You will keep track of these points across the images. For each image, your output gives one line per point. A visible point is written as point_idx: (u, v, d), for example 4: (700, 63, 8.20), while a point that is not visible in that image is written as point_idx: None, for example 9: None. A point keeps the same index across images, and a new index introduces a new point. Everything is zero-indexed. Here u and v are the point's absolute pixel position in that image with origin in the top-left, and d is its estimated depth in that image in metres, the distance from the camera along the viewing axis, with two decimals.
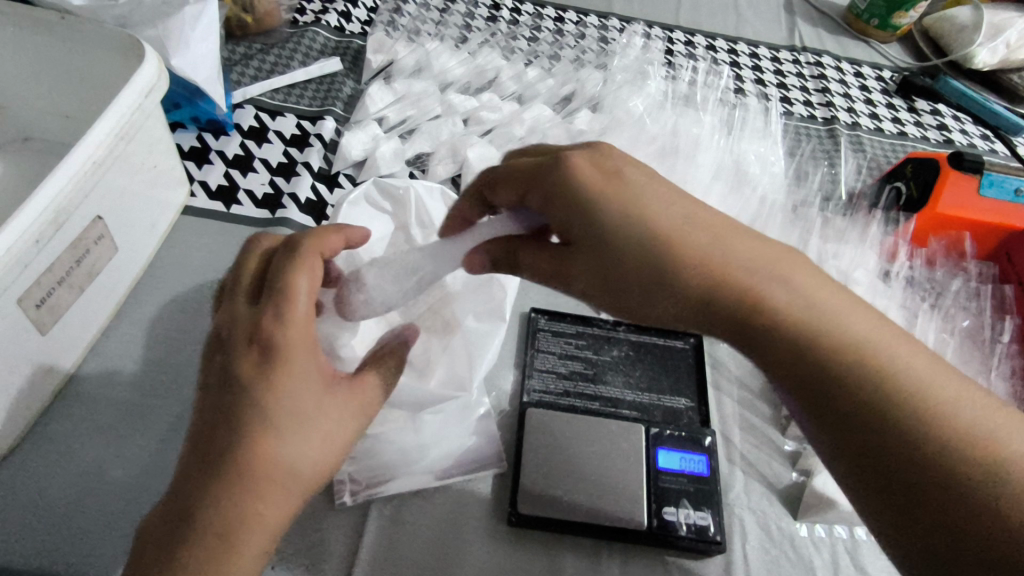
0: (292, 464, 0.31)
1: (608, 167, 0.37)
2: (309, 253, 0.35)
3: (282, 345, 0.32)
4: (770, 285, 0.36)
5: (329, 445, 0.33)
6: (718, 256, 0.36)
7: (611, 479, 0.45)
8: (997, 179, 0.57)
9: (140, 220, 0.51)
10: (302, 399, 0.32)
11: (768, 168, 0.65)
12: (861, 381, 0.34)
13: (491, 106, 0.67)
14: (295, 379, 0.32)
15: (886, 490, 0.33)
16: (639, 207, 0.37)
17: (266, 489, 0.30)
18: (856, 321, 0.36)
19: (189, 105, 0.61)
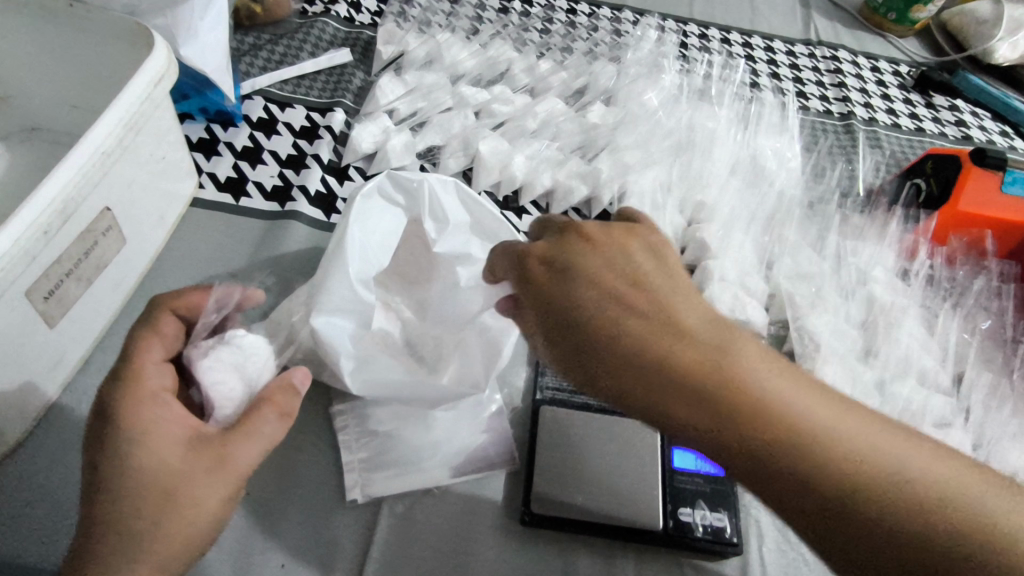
0: (152, 521, 0.32)
1: (558, 261, 0.37)
2: (157, 319, 0.38)
3: (123, 412, 0.33)
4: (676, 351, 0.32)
5: (188, 500, 0.33)
6: (705, 344, 0.32)
7: (621, 484, 0.44)
8: (1020, 176, 0.56)
9: (148, 213, 0.50)
10: (150, 457, 0.32)
11: (785, 164, 0.64)
12: (865, 486, 0.28)
13: (503, 98, 0.66)
14: (136, 440, 0.33)
15: None
16: (626, 284, 0.35)
17: (121, 548, 0.31)
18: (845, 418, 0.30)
19: (198, 95, 0.60)
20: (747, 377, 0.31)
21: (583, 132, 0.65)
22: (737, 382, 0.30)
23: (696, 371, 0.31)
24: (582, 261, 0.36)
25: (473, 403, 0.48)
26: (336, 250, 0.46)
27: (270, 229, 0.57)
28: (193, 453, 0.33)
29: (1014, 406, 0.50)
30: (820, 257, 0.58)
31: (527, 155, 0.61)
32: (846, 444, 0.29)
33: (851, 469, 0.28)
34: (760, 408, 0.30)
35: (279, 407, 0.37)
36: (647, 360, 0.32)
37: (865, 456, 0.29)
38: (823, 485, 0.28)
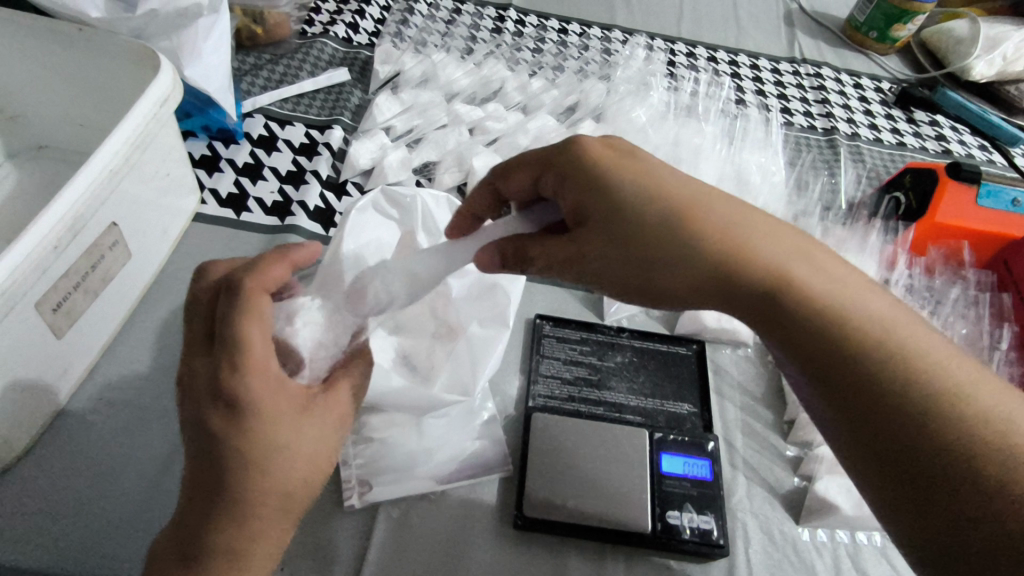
0: (296, 491, 0.34)
1: (642, 166, 0.37)
2: (252, 295, 0.33)
3: (251, 400, 0.32)
4: (731, 232, 0.35)
5: (322, 466, 0.35)
6: (743, 229, 0.35)
7: (641, 473, 0.46)
8: (994, 189, 0.58)
9: (152, 228, 0.52)
10: (291, 436, 0.33)
11: (769, 177, 0.66)
12: (878, 364, 0.33)
13: (496, 116, 0.68)
14: (272, 421, 0.33)
15: (886, 462, 0.32)
16: (677, 184, 0.37)
17: (269, 523, 0.33)
18: (876, 305, 0.35)
19: (200, 114, 0.62)
20: (773, 259, 0.35)
21: None
22: (771, 266, 0.35)
23: (745, 268, 0.35)
24: (643, 164, 0.38)
25: (465, 410, 0.49)
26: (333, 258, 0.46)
27: (269, 243, 0.58)
28: (323, 418, 0.36)
29: None
30: None
31: None
32: (865, 325, 0.33)
33: (869, 343, 0.33)
34: (796, 296, 0.34)
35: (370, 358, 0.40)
36: (698, 257, 0.35)
37: (895, 343, 0.33)
38: (843, 363, 0.33)
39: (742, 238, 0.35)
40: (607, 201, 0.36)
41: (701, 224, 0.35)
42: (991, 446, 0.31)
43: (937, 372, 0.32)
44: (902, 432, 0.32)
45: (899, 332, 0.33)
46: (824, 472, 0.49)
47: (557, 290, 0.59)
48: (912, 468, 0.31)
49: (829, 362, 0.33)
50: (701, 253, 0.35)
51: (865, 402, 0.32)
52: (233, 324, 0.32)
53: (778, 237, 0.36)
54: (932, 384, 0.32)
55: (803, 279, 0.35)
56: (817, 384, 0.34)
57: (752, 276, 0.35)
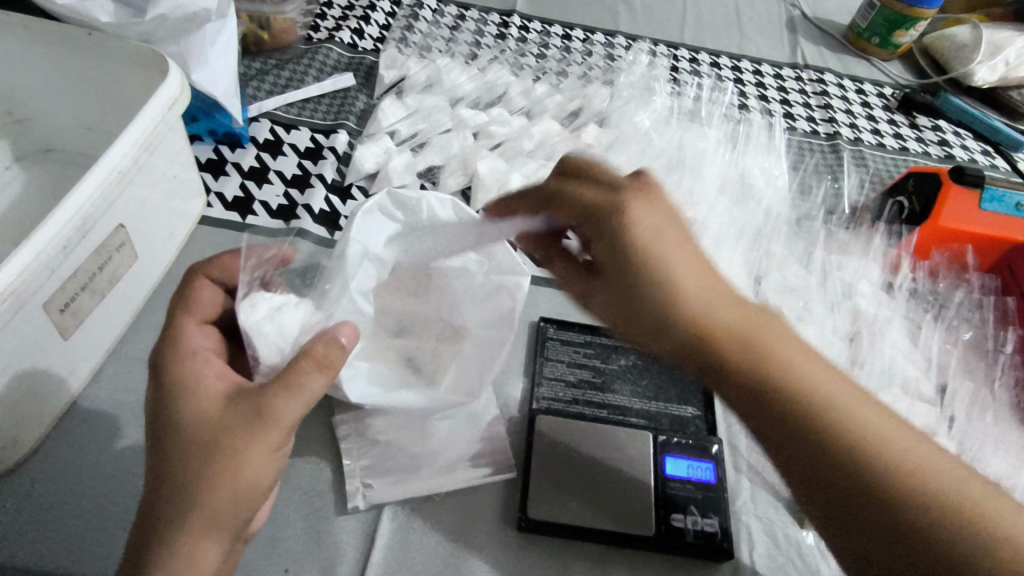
0: (204, 468, 0.35)
1: (651, 223, 0.39)
2: (176, 335, 0.40)
3: (172, 372, 0.38)
4: (685, 290, 0.37)
5: (229, 449, 0.35)
6: (693, 287, 0.37)
7: (640, 477, 0.46)
8: (997, 194, 0.58)
9: (158, 230, 0.52)
10: (195, 411, 0.36)
11: (772, 182, 0.66)
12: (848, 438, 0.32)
13: (500, 120, 0.69)
14: (179, 396, 0.37)
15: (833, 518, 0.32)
16: (641, 226, 0.38)
17: (178, 496, 0.34)
18: (817, 370, 0.34)
19: (207, 118, 0.63)
20: (713, 314, 0.36)
21: (578, 151, 0.67)
22: (706, 321, 0.36)
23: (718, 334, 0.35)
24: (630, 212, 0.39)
25: (468, 412, 0.49)
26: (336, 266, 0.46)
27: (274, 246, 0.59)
28: (234, 405, 0.37)
29: (994, 413, 0.52)
30: (807, 271, 0.60)
31: (524, 174, 0.64)
32: (812, 395, 0.33)
33: (810, 415, 0.33)
34: (774, 371, 0.34)
35: (320, 360, 0.38)
36: (680, 322, 0.36)
37: (834, 407, 0.33)
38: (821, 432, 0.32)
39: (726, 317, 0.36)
40: (620, 245, 0.39)
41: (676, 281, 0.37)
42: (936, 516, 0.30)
43: (881, 437, 0.32)
44: (865, 508, 0.31)
45: (842, 398, 0.33)
46: None
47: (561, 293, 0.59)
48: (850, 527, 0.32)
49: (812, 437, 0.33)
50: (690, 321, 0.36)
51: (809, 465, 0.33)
52: (180, 308, 0.42)
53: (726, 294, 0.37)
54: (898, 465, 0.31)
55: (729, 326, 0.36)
56: (798, 461, 0.33)
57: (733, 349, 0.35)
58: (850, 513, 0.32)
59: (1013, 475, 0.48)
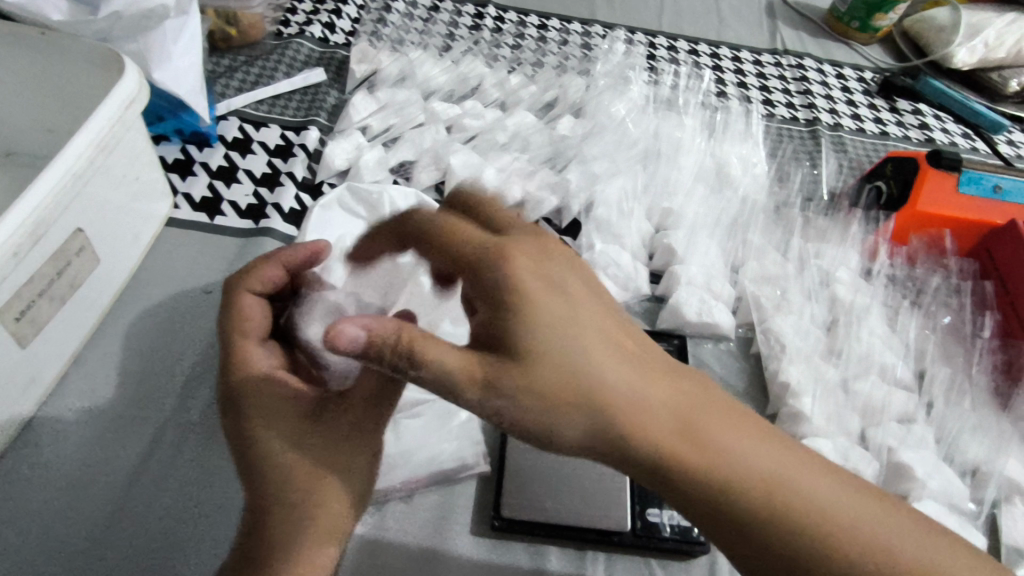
0: (320, 480, 0.34)
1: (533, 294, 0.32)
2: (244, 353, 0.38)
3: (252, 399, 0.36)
4: (600, 380, 0.32)
5: (338, 471, 0.35)
6: (593, 369, 0.32)
7: (618, 472, 0.46)
8: (974, 175, 0.58)
9: (122, 233, 0.51)
10: (293, 439, 0.35)
11: (750, 170, 0.65)
12: (755, 501, 0.32)
13: (474, 113, 0.68)
14: (276, 420, 0.36)
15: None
16: (535, 301, 0.32)
17: (299, 513, 0.33)
18: (718, 430, 0.33)
19: (173, 117, 0.62)
20: (622, 402, 0.32)
21: (553, 143, 0.66)
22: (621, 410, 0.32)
23: (636, 421, 0.32)
24: (526, 277, 0.33)
25: (441, 410, 0.48)
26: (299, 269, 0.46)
27: (243, 246, 0.58)
28: (328, 427, 0.36)
29: (972, 399, 0.52)
30: (785, 259, 0.59)
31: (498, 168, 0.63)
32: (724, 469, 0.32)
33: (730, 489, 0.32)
34: (698, 463, 0.32)
35: (395, 373, 0.39)
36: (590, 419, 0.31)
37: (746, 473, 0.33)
38: (762, 523, 0.32)
39: (634, 394, 0.32)
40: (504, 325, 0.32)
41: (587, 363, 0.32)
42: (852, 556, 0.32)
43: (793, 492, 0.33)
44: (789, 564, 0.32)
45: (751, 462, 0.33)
46: None
47: None
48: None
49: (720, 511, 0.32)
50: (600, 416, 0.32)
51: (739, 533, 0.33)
52: (238, 326, 0.39)
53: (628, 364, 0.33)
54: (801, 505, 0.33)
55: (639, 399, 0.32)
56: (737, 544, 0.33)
57: (641, 434, 0.32)
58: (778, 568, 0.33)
59: (990, 461, 0.48)
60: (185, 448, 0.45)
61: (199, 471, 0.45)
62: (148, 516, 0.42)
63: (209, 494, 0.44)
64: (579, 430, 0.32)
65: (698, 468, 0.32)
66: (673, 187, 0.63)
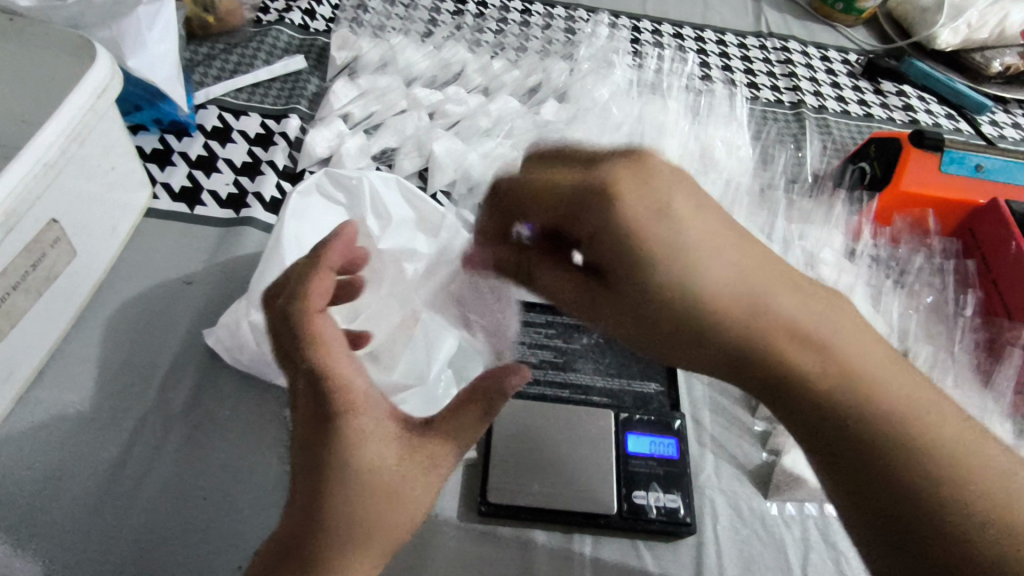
0: (386, 511, 0.31)
1: (662, 208, 0.31)
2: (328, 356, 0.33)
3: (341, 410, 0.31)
4: (735, 288, 0.31)
5: (407, 501, 0.32)
6: (729, 277, 0.31)
7: (603, 456, 0.46)
8: (957, 155, 0.58)
9: (99, 224, 0.50)
10: (371, 452, 0.31)
11: (735, 153, 0.65)
12: (858, 411, 0.31)
13: (456, 99, 0.67)
14: (355, 437, 0.31)
15: (877, 513, 0.31)
16: (661, 212, 0.31)
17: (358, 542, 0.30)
18: (856, 351, 0.32)
19: (150, 107, 0.61)
20: (759, 314, 0.31)
21: (537, 128, 0.65)
22: (757, 321, 0.31)
23: (753, 320, 0.31)
24: (655, 188, 0.31)
25: None
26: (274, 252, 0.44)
27: (224, 236, 0.57)
28: (408, 449, 0.33)
29: (956, 376, 0.52)
30: (770, 241, 0.59)
31: (481, 153, 0.62)
32: (861, 388, 0.31)
33: (861, 407, 0.31)
34: (834, 380, 0.31)
35: (484, 407, 0.35)
36: (718, 325, 0.31)
37: (879, 397, 0.31)
38: (877, 449, 0.31)
39: (755, 299, 0.31)
40: (621, 240, 0.32)
41: (722, 274, 0.31)
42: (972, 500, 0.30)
43: (926, 423, 0.31)
44: (904, 502, 0.31)
45: (888, 384, 0.31)
46: (791, 446, 0.49)
47: None
48: (901, 519, 0.31)
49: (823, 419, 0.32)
50: (730, 322, 0.31)
51: (861, 457, 0.31)
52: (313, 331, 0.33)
53: (768, 275, 0.31)
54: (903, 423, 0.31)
55: (778, 312, 0.31)
56: (846, 470, 0.32)
57: (755, 329, 0.31)
58: (894, 505, 0.31)
59: None
60: (167, 440, 0.45)
61: (182, 462, 0.44)
62: (130, 507, 0.42)
63: (192, 485, 0.43)
64: (704, 340, 0.32)
65: (808, 379, 0.31)
66: None
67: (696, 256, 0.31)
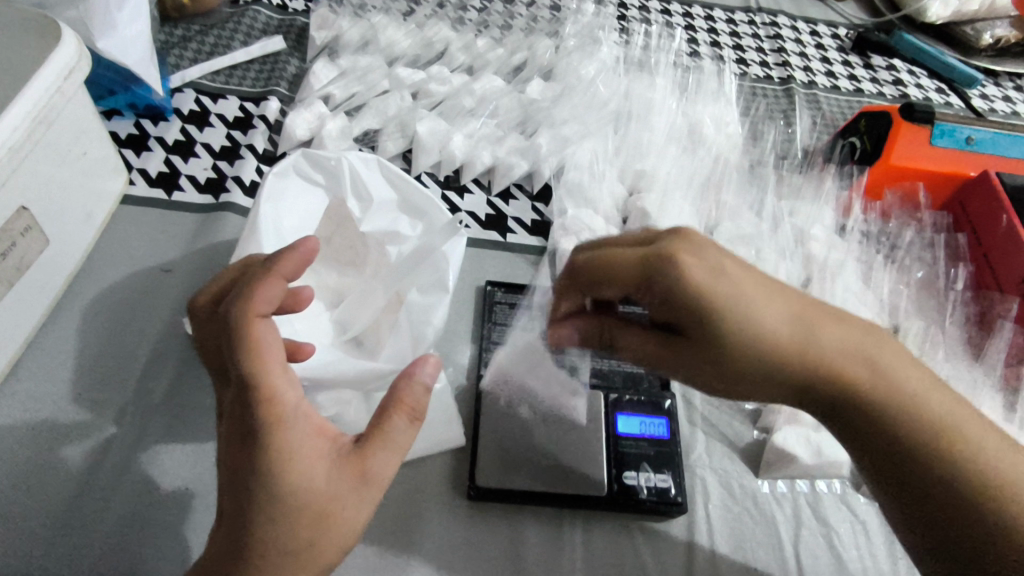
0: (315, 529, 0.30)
1: (715, 266, 0.33)
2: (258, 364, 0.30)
3: (268, 433, 0.29)
4: (793, 335, 0.33)
5: (340, 519, 0.31)
6: (784, 327, 0.33)
7: (593, 438, 0.45)
8: (948, 128, 0.57)
9: (72, 211, 0.49)
10: (300, 475, 0.30)
11: (724, 130, 0.64)
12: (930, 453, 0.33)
13: (440, 78, 0.66)
14: (281, 458, 0.30)
15: (931, 529, 0.33)
16: (715, 274, 0.33)
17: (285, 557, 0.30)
18: (907, 383, 0.34)
19: (124, 91, 0.59)
20: (811, 357, 0.33)
21: (522, 107, 0.64)
22: (812, 363, 0.33)
23: (824, 370, 0.33)
24: (703, 250, 0.34)
25: None
26: (250, 233, 0.43)
27: (203, 222, 0.56)
28: (337, 465, 0.31)
29: (946, 350, 0.52)
30: (759, 218, 0.58)
31: (466, 134, 0.61)
32: (912, 416, 0.33)
33: (913, 433, 0.33)
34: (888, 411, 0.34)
35: (413, 411, 0.34)
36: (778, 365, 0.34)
37: (933, 424, 0.33)
38: (936, 471, 0.33)
39: (805, 343, 0.33)
40: (674, 297, 0.34)
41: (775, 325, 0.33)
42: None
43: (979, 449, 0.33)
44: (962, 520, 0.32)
45: (938, 410, 0.34)
46: (782, 423, 0.48)
47: (508, 256, 0.57)
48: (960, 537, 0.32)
49: (897, 464, 0.34)
50: (786, 363, 0.33)
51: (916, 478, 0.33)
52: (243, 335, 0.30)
53: (823, 323, 0.34)
54: (977, 462, 0.33)
55: (831, 355, 0.34)
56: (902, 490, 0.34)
57: (812, 368, 0.33)
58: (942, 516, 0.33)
59: None
60: (148, 431, 0.44)
61: (164, 453, 0.43)
62: (111, 500, 0.41)
63: (175, 475, 0.43)
64: (765, 378, 0.34)
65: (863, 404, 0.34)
66: (645, 149, 0.62)
67: (752, 310, 0.33)
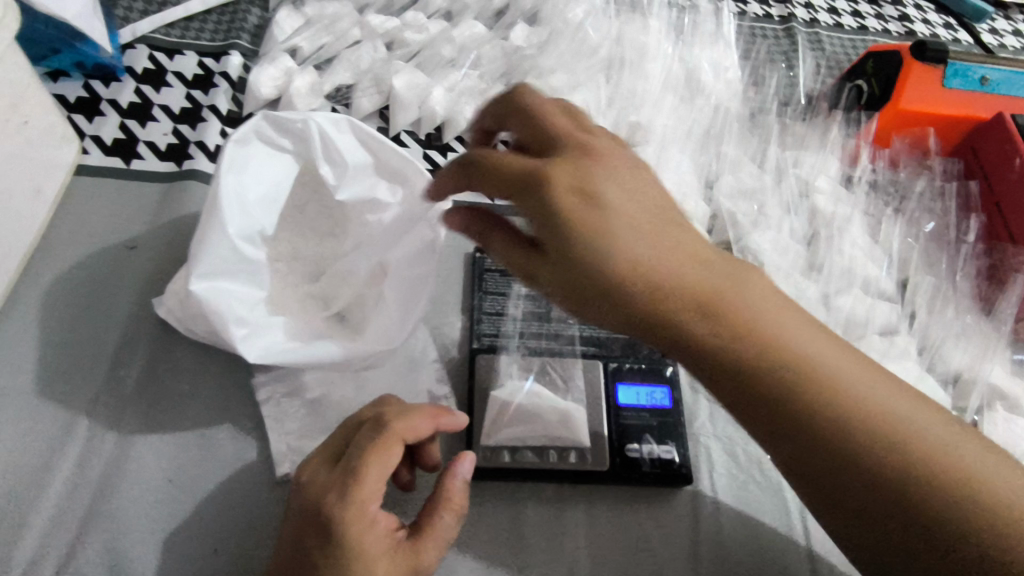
0: None
1: (585, 187, 0.31)
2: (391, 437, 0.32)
3: (352, 487, 0.30)
4: (650, 267, 0.30)
5: None
6: (651, 259, 0.30)
7: (594, 413, 0.44)
8: (961, 68, 0.53)
9: (17, 188, 0.44)
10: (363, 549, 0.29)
11: (722, 76, 0.60)
12: (862, 427, 0.29)
13: (415, 25, 0.60)
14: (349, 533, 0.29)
15: (834, 497, 0.29)
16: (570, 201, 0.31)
17: None
18: (803, 336, 0.31)
19: (69, 49, 0.54)
20: (666, 299, 0.30)
21: (507, 56, 0.59)
22: (678, 304, 0.30)
23: (684, 314, 0.30)
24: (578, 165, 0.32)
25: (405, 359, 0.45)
26: (214, 209, 0.38)
27: (166, 194, 0.51)
28: (394, 552, 0.30)
29: (955, 306, 0.50)
30: (762, 171, 0.55)
31: (447, 87, 0.56)
32: (793, 371, 0.30)
33: (800, 393, 0.29)
34: (772, 364, 0.30)
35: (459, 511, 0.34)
36: (641, 303, 0.30)
37: (827, 382, 0.29)
38: (841, 436, 0.29)
39: (665, 282, 0.30)
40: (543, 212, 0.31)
41: (634, 252, 0.30)
42: (943, 485, 0.28)
43: (889, 408, 0.29)
44: (873, 489, 0.28)
45: (839, 369, 0.30)
46: None
47: None
48: (855, 505, 0.29)
49: (809, 436, 0.29)
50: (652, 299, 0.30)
51: (814, 445, 0.29)
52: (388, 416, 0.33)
53: (681, 263, 0.31)
54: (892, 436, 0.28)
55: (689, 302, 0.30)
56: (801, 456, 0.30)
57: (671, 308, 0.30)
58: (843, 487, 0.29)
59: (974, 368, 0.47)
60: (122, 423, 0.41)
61: (139, 447, 0.41)
62: (87, 499, 0.39)
63: (152, 469, 0.40)
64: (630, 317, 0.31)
65: (735, 355, 0.30)
66: (640, 99, 0.58)
67: (614, 243, 0.30)
